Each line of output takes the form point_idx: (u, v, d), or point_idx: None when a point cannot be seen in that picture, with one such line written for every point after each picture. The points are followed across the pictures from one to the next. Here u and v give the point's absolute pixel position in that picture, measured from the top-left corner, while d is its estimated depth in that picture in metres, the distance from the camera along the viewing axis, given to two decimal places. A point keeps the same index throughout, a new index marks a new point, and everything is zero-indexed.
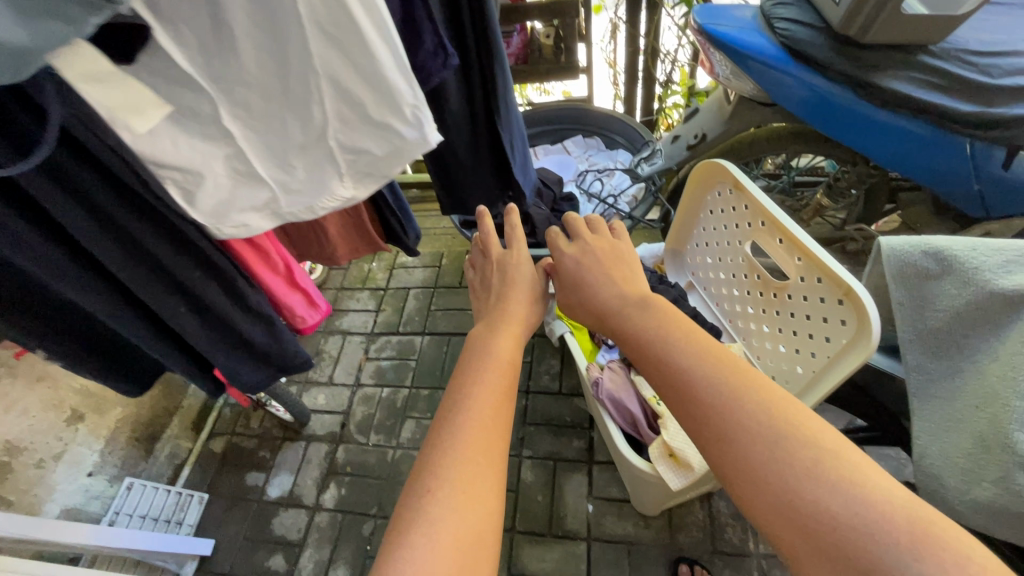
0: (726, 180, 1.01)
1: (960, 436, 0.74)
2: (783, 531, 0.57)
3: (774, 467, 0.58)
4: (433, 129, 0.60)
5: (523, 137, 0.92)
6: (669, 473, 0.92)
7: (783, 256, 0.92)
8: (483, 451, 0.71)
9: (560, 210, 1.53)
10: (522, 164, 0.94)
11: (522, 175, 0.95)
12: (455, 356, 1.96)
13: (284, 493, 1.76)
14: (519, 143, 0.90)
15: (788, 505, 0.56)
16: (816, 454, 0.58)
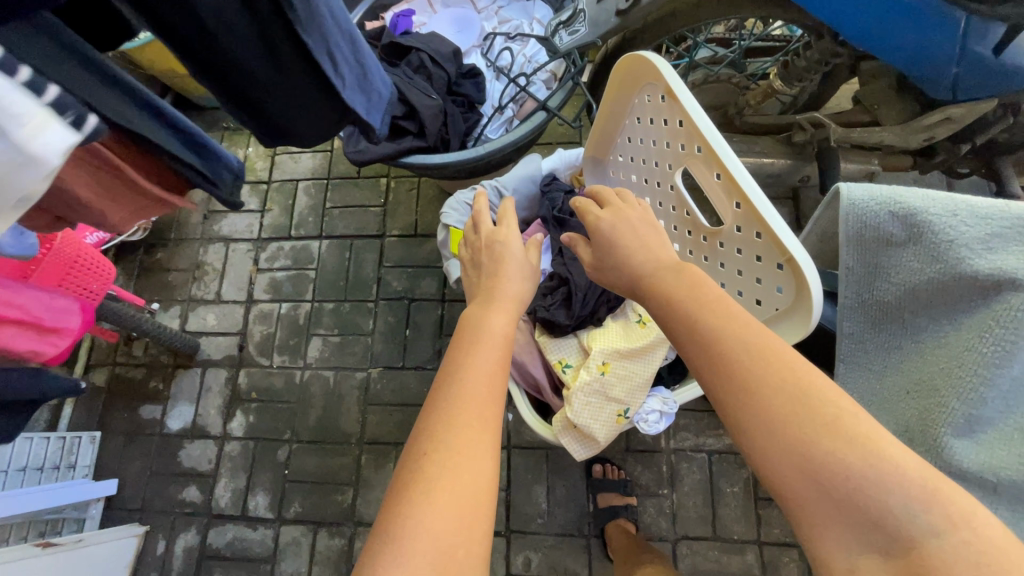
0: (659, 83, 0.75)
1: (886, 418, 0.66)
2: (798, 490, 0.50)
3: (794, 424, 0.51)
4: (26, 132, 0.35)
5: (350, 42, 0.70)
6: (574, 444, 0.82)
7: (719, 197, 0.72)
8: (476, 421, 0.61)
9: (460, 96, 1.19)
10: (355, 79, 0.73)
11: (356, 93, 0.74)
12: (360, 263, 1.72)
13: (186, 425, 1.63)
14: (343, 49, 0.68)
15: (806, 461, 0.50)
16: (836, 410, 0.51)
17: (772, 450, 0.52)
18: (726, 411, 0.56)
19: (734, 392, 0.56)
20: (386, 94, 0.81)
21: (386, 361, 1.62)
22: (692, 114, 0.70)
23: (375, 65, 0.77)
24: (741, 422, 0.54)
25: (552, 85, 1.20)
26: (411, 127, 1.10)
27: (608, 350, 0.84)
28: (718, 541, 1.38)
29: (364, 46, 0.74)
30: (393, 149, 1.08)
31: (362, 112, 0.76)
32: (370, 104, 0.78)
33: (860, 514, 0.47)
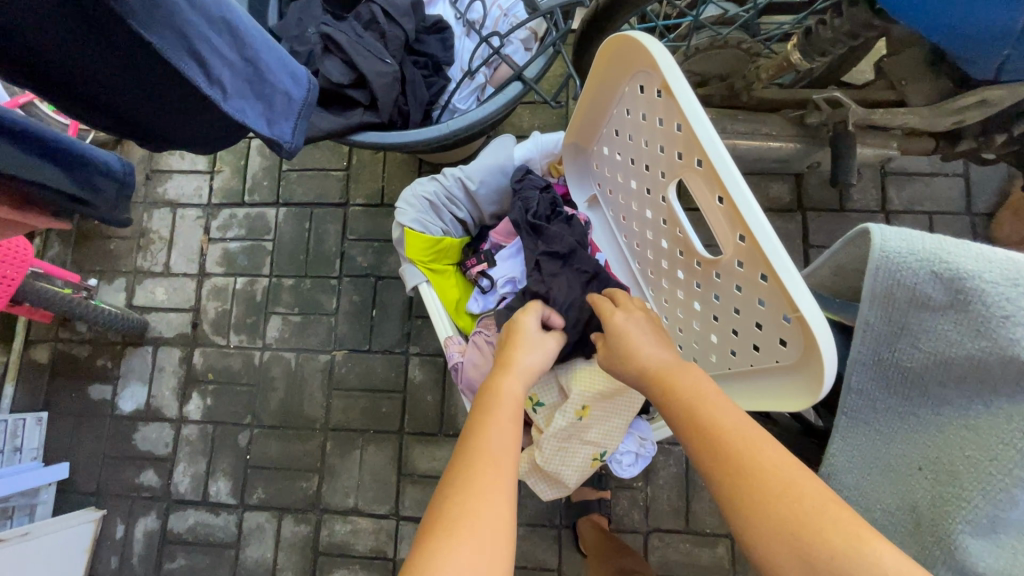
0: (657, 75, 0.60)
1: (887, 490, 0.57)
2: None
3: (791, 509, 0.49)
4: None
5: (228, 38, 0.68)
6: (542, 484, 0.82)
7: (721, 225, 0.59)
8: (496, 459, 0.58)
9: (421, 60, 1.01)
10: (235, 79, 0.70)
11: (245, 99, 0.72)
12: (321, 235, 1.56)
13: (139, 407, 1.54)
14: (212, 45, 0.66)
15: (803, 547, 0.47)
16: (825, 498, 0.49)
17: (772, 536, 0.49)
18: (726, 495, 0.53)
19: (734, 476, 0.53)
20: (299, 99, 0.78)
21: (352, 343, 1.51)
22: (694, 121, 0.56)
23: (281, 66, 0.75)
24: (740, 507, 0.51)
25: (532, 46, 1.02)
26: (361, 99, 0.93)
27: (587, 393, 0.78)
28: (690, 534, 1.36)
29: (260, 43, 0.72)
30: (340, 124, 0.91)
31: (251, 119, 0.74)
32: (273, 111, 0.77)
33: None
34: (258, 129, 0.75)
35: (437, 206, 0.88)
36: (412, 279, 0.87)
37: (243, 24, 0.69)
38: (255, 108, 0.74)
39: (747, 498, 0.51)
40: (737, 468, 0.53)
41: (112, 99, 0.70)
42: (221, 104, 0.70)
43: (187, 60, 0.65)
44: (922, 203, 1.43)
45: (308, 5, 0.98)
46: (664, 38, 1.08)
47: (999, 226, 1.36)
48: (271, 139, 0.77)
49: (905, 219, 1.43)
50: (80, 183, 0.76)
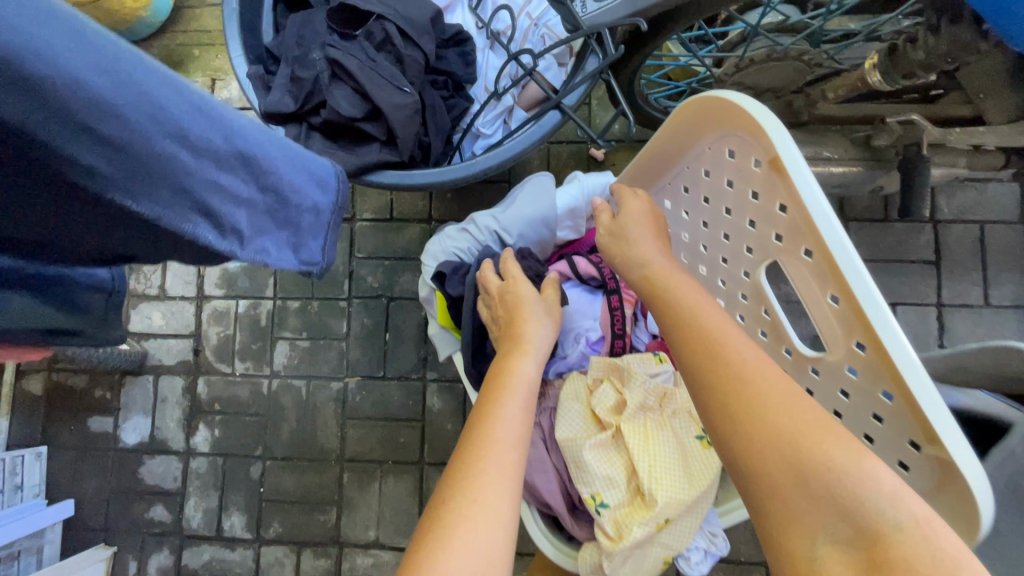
0: (758, 143, 0.50)
1: None
2: (774, 475, 0.50)
3: (778, 414, 0.52)
4: None
5: (237, 172, 0.53)
6: None
7: (829, 322, 0.51)
8: (510, 445, 0.63)
9: (441, 80, 0.89)
10: (255, 218, 0.56)
11: (264, 233, 0.58)
12: None
13: (143, 439, 1.46)
14: (224, 189, 0.52)
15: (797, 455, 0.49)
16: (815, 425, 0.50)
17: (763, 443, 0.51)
18: (715, 407, 0.56)
19: (725, 390, 0.55)
20: (326, 209, 0.65)
21: (364, 370, 1.42)
22: (814, 211, 0.46)
23: (303, 174, 0.60)
24: (729, 417, 0.54)
25: (566, 62, 0.90)
26: (377, 133, 0.82)
27: (674, 506, 0.70)
28: (724, 563, 1.32)
29: (278, 159, 0.57)
30: (353, 163, 0.81)
31: (277, 254, 0.60)
32: (299, 232, 0.62)
33: (836, 507, 0.46)
34: (287, 261, 0.62)
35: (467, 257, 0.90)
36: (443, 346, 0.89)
37: (255, 144, 0.54)
38: (278, 241, 0.60)
39: (736, 413, 0.54)
40: (729, 381, 0.56)
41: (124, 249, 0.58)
42: (241, 254, 0.56)
43: (195, 219, 0.51)
44: (973, 211, 1.33)
45: (310, 19, 0.85)
46: (712, 45, 0.96)
47: None
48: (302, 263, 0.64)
49: (955, 229, 1.33)
50: (56, 307, 0.71)
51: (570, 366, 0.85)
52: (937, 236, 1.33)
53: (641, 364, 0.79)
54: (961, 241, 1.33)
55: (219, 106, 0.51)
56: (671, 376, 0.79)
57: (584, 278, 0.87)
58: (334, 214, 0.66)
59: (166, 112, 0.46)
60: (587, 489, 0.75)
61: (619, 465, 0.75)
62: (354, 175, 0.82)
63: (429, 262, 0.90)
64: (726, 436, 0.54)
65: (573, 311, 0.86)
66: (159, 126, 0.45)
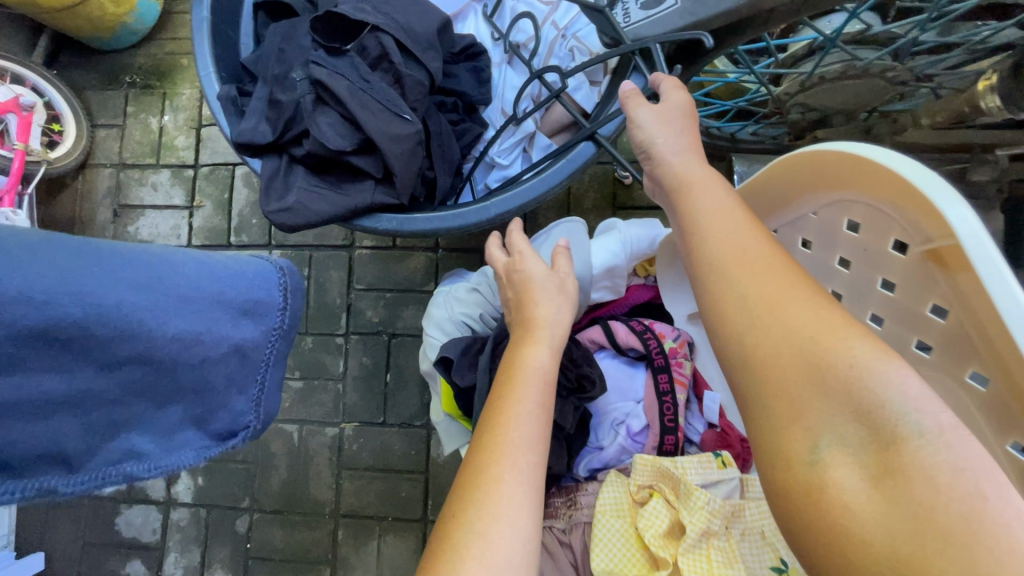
0: (914, 232, 0.41)
1: None
2: (786, 376, 0.43)
3: (799, 313, 0.44)
4: None
5: (49, 361, 0.42)
6: None
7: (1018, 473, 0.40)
8: (528, 449, 0.55)
9: (451, 103, 0.75)
10: (88, 419, 0.44)
11: (139, 432, 0.47)
12: (322, 285, 1.32)
13: (120, 486, 1.33)
14: (20, 399, 0.41)
15: (803, 346, 0.43)
16: (823, 314, 0.44)
17: (769, 335, 0.45)
18: (716, 297, 0.50)
19: (738, 294, 0.48)
20: (256, 344, 0.52)
21: (362, 415, 1.28)
22: (1005, 306, 0.33)
23: (192, 320, 0.47)
24: (737, 321, 0.47)
25: (598, 79, 0.75)
26: (371, 170, 0.67)
27: None
28: None
29: (141, 314, 0.44)
30: (344, 210, 0.66)
31: (170, 447, 0.49)
32: (205, 404, 0.50)
33: (854, 404, 0.39)
34: (194, 447, 0.50)
35: (477, 324, 0.81)
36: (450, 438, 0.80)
37: (87, 305, 0.42)
38: (155, 432, 0.48)
39: (748, 314, 0.47)
40: (740, 275, 0.49)
41: None
42: (69, 484, 0.44)
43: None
44: None
45: (292, 31, 0.72)
46: (772, 59, 0.80)
47: None
48: (221, 436, 0.52)
49: None
50: None
51: (607, 463, 0.77)
52: None
53: (699, 470, 0.69)
54: None
55: (18, 269, 0.40)
56: (729, 492, 0.69)
57: (624, 348, 0.80)
58: (267, 351, 0.53)
59: None
60: None
61: None
62: (347, 223, 0.68)
63: (437, 333, 0.81)
64: (734, 332, 0.47)
65: (615, 391, 0.79)
66: None
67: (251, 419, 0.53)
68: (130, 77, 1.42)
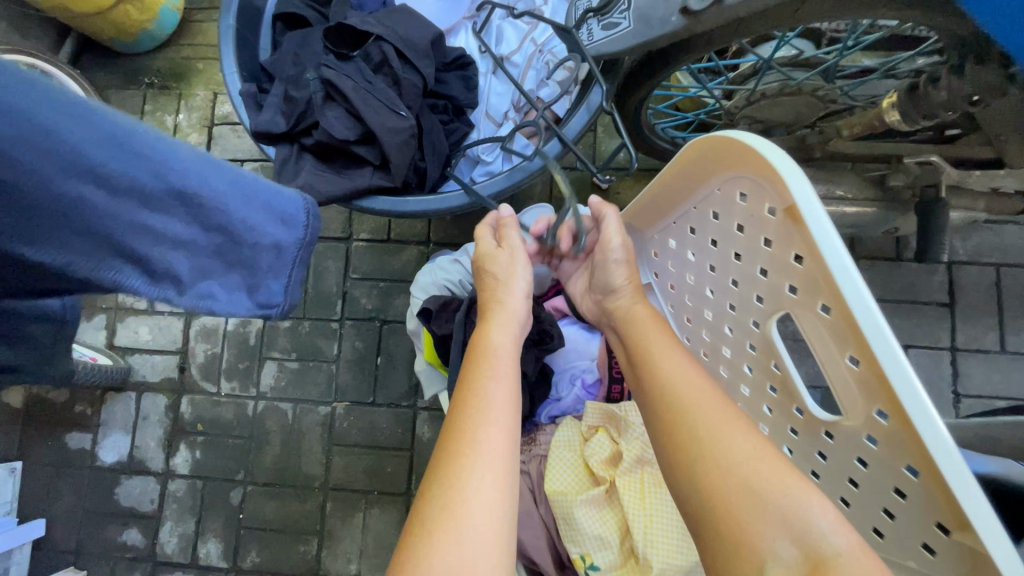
0: (774, 189, 0.46)
1: None
2: (737, 510, 0.51)
3: (740, 450, 0.54)
4: None
5: (158, 207, 0.49)
6: None
7: (850, 389, 0.46)
8: (491, 422, 0.64)
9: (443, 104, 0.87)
10: (195, 260, 0.52)
11: (208, 282, 0.53)
12: (321, 274, 1.42)
13: (122, 458, 1.41)
14: (153, 229, 0.49)
15: (742, 479, 0.52)
16: (752, 449, 0.53)
17: (710, 469, 0.54)
18: (662, 432, 0.60)
19: (685, 433, 0.57)
20: (291, 245, 0.55)
21: (354, 395, 1.38)
22: (824, 237, 0.42)
23: (254, 206, 0.53)
24: (688, 467, 0.56)
25: (570, 89, 0.87)
26: (370, 157, 0.78)
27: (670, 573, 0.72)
28: None
29: (219, 191, 0.51)
30: (346, 189, 0.77)
31: (225, 300, 0.54)
32: (254, 276, 0.54)
33: (788, 530, 0.48)
34: (239, 309, 0.54)
35: (458, 288, 0.91)
36: (431, 384, 0.87)
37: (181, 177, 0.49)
38: (227, 284, 0.53)
39: (695, 452, 0.56)
40: (684, 416, 0.58)
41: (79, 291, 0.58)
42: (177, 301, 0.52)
43: (120, 263, 0.51)
44: (989, 253, 1.28)
45: (307, 38, 0.83)
46: (722, 77, 0.93)
47: None
48: (262, 308, 0.55)
49: (972, 270, 1.28)
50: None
51: (564, 410, 0.89)
52: (951, 278, 1.28)
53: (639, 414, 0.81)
54: (978, 283, 1.28)
55: (139, 139, 0.48)
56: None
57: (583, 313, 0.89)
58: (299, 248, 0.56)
59: (69, 151, 0.45)
60: (578, 550, 0.76)
61: (614, 530, 0.76)
62: (347, 202, 0.79)
63: (420, 293, 0.90)
64: (687, 464, 0.56)
65: (573, 350, 0.89)
66: (55, 163, 0.45)
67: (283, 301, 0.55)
68: (149, 78, 1.53)
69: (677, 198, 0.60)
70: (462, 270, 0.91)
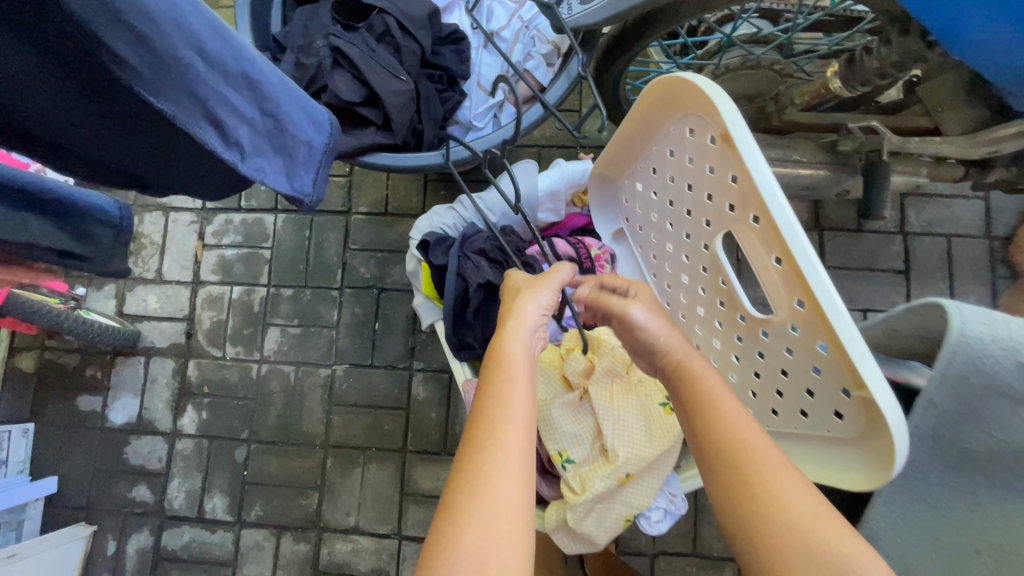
0: (712, 120, 0.56)
1: (927, 557, 0.60)
2: (789, 561, 0.48)
3: (806, 508, 0.50)
4: None
5: (242, 94, 0.64)
6: (569, 540, 0.87)
7: (775, 284, 0.56)
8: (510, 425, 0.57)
9: (439, 73, 0.96)
10: (254, 136, 0.68)
11: (263, 155, 0.70)
12: (322, 245, 1.50)
13: (131, 419, 1.48)
14: (234, 105, 0.64)
15: (806, 543, 0.48)
16: (813, 505, 0.50)
17: (773, 527, 0.50)
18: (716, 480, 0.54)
19: (744, 469, 0.53)
20: (316, 147, 0.78)
21: (353, 358, 1.46)
22: (748, 155, 0.52)
23: (298, 110, 0.73)
24: (746, 526, 0.51)
25: (553, 61, 0.97)
26: (374, 118, 0.88)
27: (633, 463, 0.83)
28: (697, 558, 1.31)
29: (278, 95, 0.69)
30: (351, 145, 0.86)
31: (272, 174, 0.72)
32: (291, 161, 0.75)
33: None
34: (277, 180, 0.73)
35: (452, 233, 0.98)
36: (427, 315, 0.96)
37: (259, 77, 0.66)
38: (275, 161, 0.72)
39: (753, 494, 0.51)
40: (739, 461, 0.53)
41: (129, 167, 0.71)
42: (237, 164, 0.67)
43: (206, 125, 0.62)
44: (941, 225, 1.39)
45: (316, 12, 0.92)
46: (692, 53, 1.03)
47: (1019, 251, 1.33)
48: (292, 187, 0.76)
49: (926, 240, 1.39)
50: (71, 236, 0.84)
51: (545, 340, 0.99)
52: (907, 247, 1.39)
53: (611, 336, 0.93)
54: (932, 253, 1.39)
55: (234, 43, 0.62)
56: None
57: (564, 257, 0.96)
58: (320, 154, 0.78)
59: (194, 34, 0.57)
60: (554, 447, 0.89)
61: (587, 431, 0.88)
62: (350, 158, 0.87)
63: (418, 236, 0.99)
64: (744, 519, 0.51)
65: None
66: (183, 38, 0.56)
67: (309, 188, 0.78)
68: None
69: (643, 143, 0.71)
70: (456, 215, 0.99)
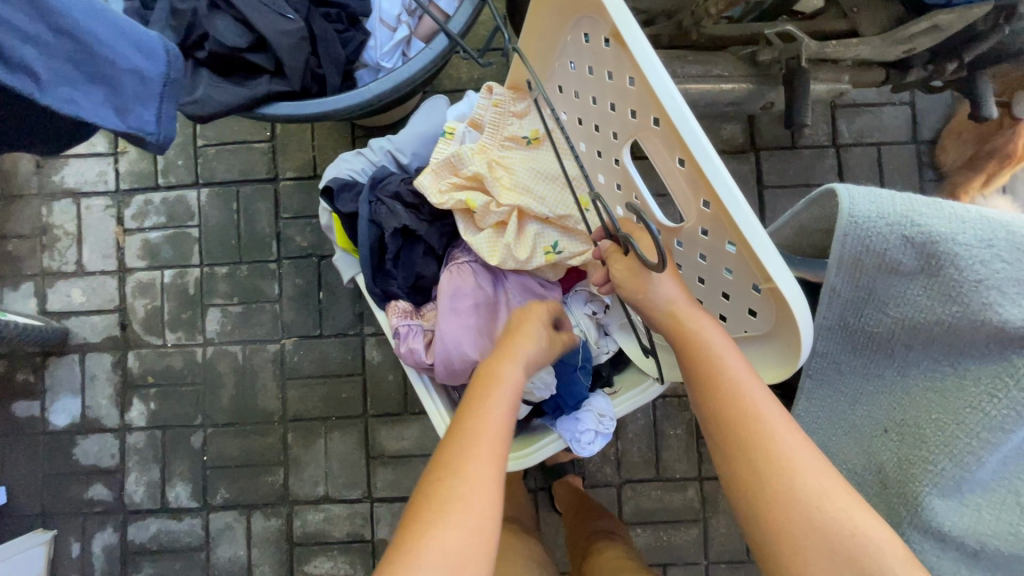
0: (605, 22, 0.54)
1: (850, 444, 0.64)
2: (806, 547, 0.51)
3: (815, 483, 0.52)
4: None
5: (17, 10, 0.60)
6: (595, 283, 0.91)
7: (683, 189, 0.55)
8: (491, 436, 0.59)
9: (336, 11, 0.89)
10: (48, 60, 0.63)
11: (71, 86, 0.64)
12: (252, 216, 1.43)
13: (75, 420, 1.42)
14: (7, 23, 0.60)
15: (814, 518, 0.51)
16: (821, 484, 0.52)
17: (785, 510, 0.52)
18: (726, 460, 0.57)
19: (756, 457, 0.54)
20: (152, 77, 0.69)
21: (301, 330, 1.42)
22: (638, 51, 0.49)
23: (116, 33, 0.66)
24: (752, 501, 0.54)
25: None
26: (264, 64, 0.83)
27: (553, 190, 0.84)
28: (662, 481, 1.36)
29: (81, 16, 0.64)
30: (244, 97, 0.81)
31: (90, 109, 0.66)
32: (121, 96, 0.68)
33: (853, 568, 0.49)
34: (98, 116, 0.66)
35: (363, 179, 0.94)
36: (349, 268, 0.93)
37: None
38: (91, 95, 0.66)
39: (765, 478, 0.53)
40: (751, 448, 0.55)
41: None
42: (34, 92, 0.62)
43: None
44: (871, 133, 1.40)
45: None
46: None
47: (944, 151, 1.36)
48: (127, 127, 0.68)
49: (858, 150, 1.40)
50: None
51: None
52: (841, 160, 1.41)
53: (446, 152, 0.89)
54: (863, 162, 1.40)
55: None
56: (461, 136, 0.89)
57: None
58: (161, 85, 0.70)
59: None
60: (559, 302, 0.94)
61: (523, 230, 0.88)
62: (244, 111, 0.82)
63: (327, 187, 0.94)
64: (751, 495, 0.54)
65: None
66: None
67: (149, 125, 0.69)
68: None
69: (551, 60, 0.68)
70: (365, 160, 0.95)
